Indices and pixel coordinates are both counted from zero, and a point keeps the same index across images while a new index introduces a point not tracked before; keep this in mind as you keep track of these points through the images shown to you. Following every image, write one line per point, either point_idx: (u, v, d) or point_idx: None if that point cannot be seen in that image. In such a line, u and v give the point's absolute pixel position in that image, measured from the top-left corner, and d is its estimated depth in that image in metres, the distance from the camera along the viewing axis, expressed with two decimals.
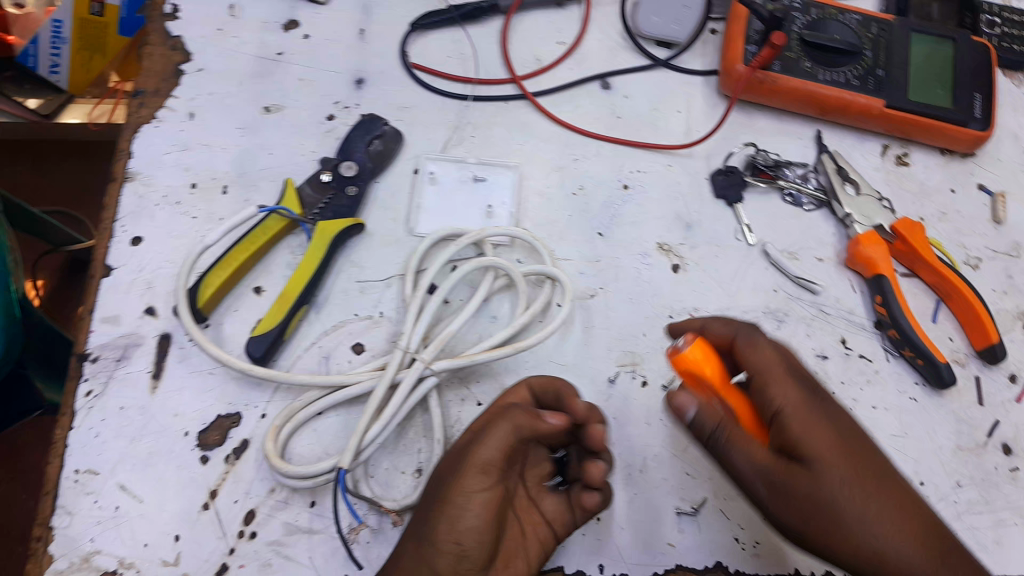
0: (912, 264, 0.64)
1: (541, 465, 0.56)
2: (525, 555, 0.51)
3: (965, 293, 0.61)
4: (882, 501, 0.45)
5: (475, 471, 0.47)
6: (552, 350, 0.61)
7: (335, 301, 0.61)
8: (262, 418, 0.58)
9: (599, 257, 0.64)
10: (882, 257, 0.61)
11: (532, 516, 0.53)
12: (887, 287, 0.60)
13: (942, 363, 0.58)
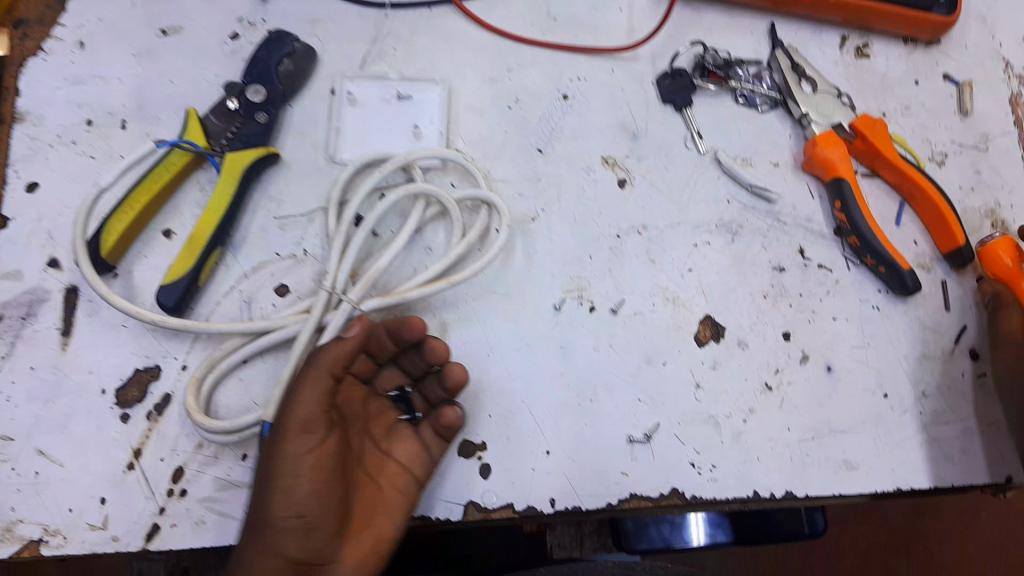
0: (873, 164, 0.60)
1: (381, 416, 0.53)
2: (389, 507, 0.49)
3: (929, 194, 0.57)
4: None
5: (295, 432, 0.44)
6: (492, 280, 0.57)
7: (253, 241, 0.56)
8: (182, 370, 0.54)
9: (540, 176, 0.59)
10: (841, 159, 0.57)
11: (386, 466, 0.50)
12: (847, 191, 0.56)
13: (906, 271, 0.55)
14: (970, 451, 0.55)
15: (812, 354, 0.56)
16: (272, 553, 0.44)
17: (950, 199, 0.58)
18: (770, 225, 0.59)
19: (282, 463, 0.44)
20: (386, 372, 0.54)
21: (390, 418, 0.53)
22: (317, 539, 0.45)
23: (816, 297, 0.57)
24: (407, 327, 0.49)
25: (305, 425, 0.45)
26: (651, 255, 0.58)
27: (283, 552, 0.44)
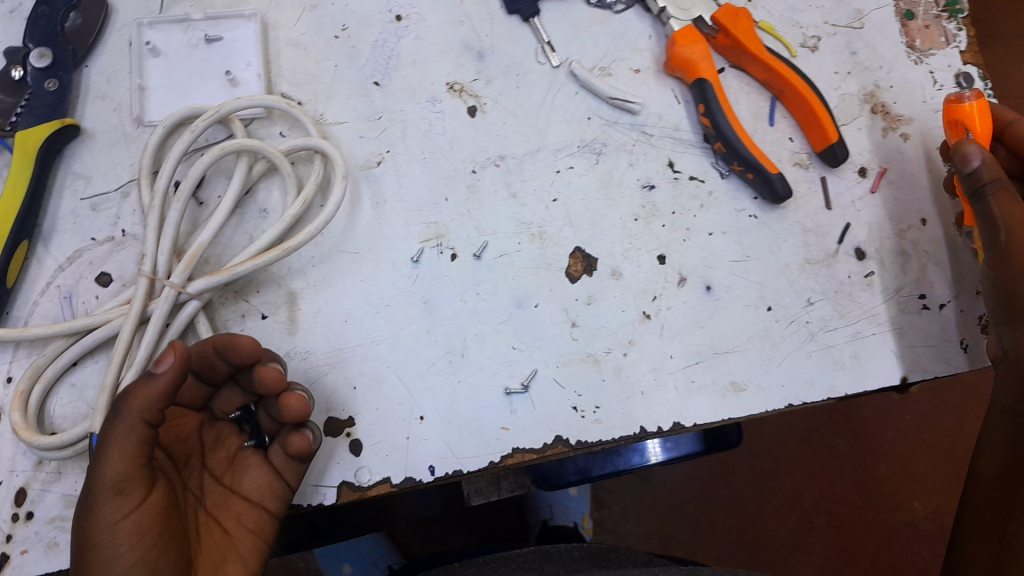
0: (738, 60, 0.55)
1: (222, 444, 0.46)
2: (238, 553, 0.44)
3: (798, 88, 0.53)
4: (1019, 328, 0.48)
5: (107, 497, 0.38)
6: (340, 237, 0.52)
7: (63, 227, 0.50)
8: (8, 383, 0.49)
9: (380, 114, 0.53)
10: (702, 58, 0.53)
11: (230, 504, 0.45)
12: (709, 93, 0.52)
13: (776, 177, 0.51)
14: (861, 355, 0.52)
15: (690, 274, 0.52)
16: None
17: (821, 93, 0.54)
18: (636, 139, 0.54)
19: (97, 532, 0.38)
20: (224, 393, 0.47)
21: (233, 445, 0.47)
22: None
23: (690, 214, 0.53)
24: (234, 348, 0.41)
25: (118, 486, 0.38)
26: (512, 188, 0.53)
27: None
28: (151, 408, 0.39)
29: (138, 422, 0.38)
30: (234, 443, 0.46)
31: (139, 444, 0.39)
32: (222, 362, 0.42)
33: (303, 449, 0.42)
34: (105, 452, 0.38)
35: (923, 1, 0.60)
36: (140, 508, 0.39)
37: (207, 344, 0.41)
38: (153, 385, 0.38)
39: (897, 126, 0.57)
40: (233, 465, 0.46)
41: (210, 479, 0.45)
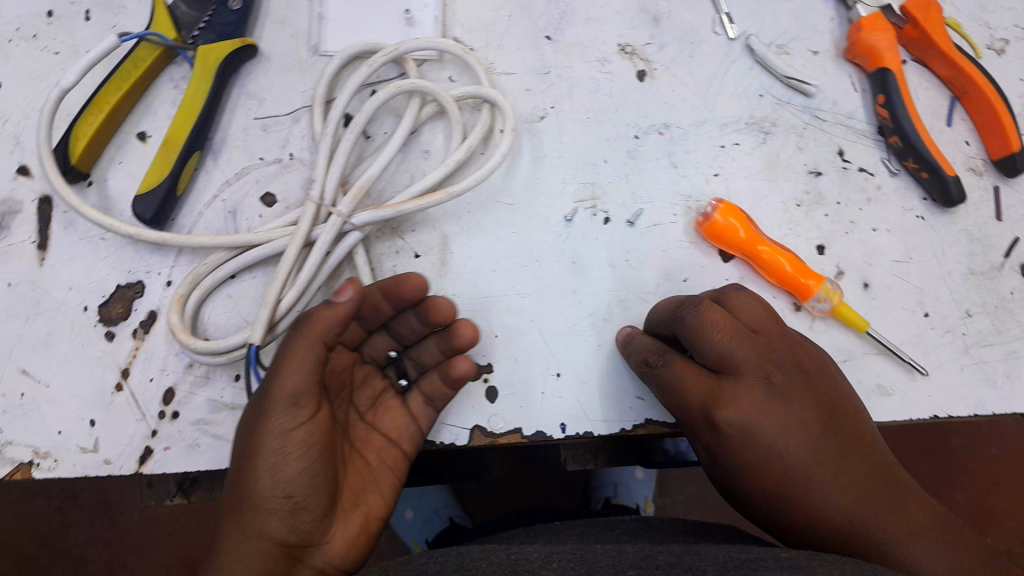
0: (923, 53, 0.53)
1: (369, 383, 0.49)
2: (376, 485, 0.45)
3: (985, 91, 0.50)
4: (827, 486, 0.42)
5: (283, 405, 0.38)
6: (497, 187, 0.52)
7: (234, 144, 0.51)
8: (168, 286, 0.51)
9: (549, 69, 0.52)
10: (888, 47, 0.50)
11: (372, 441, 0.47)
12: (891, 84, 0.50)
13: (951, 179, 0.49)
14: (1016, 375, 0.50)
15: (849, 268, 0.51)
16: (259, 537, 0.39)
17: (1008, 98, 0.52)
18: (808, 122, 0.52)
19: (267, 437, 0.38)
20: (374, 339, 0.50)
21: (376, 387, 0.49)
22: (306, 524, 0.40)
23: (855, 207, 0.51)
24: (406, 284, 0.44)
25: (294, 397, 0.39)
26: (673, 159, 0.52)
27: (271, 536, 0.39)
28: (332, 327, 0.40)
29: (316, 342, 0.40)
30: (379, 385, 0.49)
31: (316, 362, 0.40)
32: (387, 303, 0.45)
33: (466, 374, 0.45)
34: (288, 361, 0.39)
35: None
36: (311, 421, 0.39)
37: (375, 286, 0.45)
38: (336, 310, 0.40)
39: None
40: (376, 406, 0.48)
41: (355, 415, 0.47)
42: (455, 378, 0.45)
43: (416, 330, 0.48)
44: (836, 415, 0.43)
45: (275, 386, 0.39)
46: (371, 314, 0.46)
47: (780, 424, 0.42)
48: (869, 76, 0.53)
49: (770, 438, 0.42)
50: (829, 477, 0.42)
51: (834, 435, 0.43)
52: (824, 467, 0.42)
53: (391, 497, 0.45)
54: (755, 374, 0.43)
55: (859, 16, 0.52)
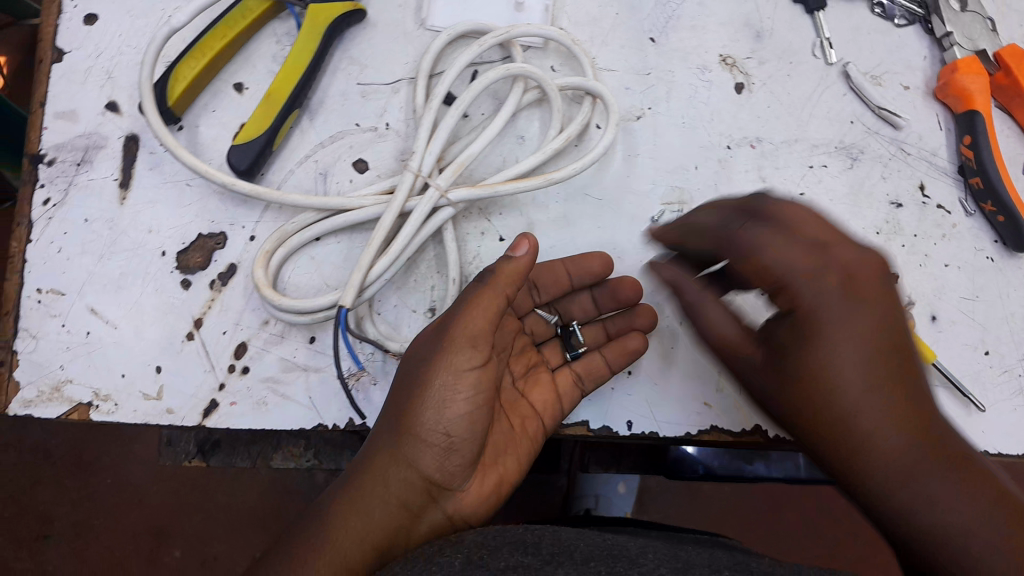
0: (1008, 101, 0.55)
1: (525, 352, 0.52)
2: (514, 449, 0.48)
3: None
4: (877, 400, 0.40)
5: (463, 346, 0.42)
6: (586, 181, 0.52)
7: (331, 107, 0.51)
8: (251, 241, 0.51)
9: (650, 71, 0.53)
10: (980, 90, 0.52)
11: (519, 407, 0.49)
12: (979, 126, 0.52)
13: None
14: None
15: (920, 299, 0.52)
16: (408, 466, 0.42)
17: None
18: (893, 153, 0.53)
19: (442, 372, 0.42)
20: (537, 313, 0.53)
21: (529, 357, 0.52)
22: (452, 466, 0.42)
23: (930, 240, 0.52)
24: (594, 261, 0.49)
25: (473, 338, 0.42)
26: (762, 173, 0.52)
27: (420, 469, 0.42)
28: (513, 281, 0.43)
29: (502, 293, 0.43)
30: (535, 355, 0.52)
31: (497, 313, 0.43)
32: (567, 279, 0.49)
33: (636, 350, 0.49)
34: (474, 306, 0.42)
35: None
36: (483, 367, 0.43)
37: (561, 264, 0.49)
38: (516, 264, 0.43)
39: None
40: (527, 376, 0.51)
41: (511, 377, 0.50)
42: (625, 353, 0.49)
43: (587, 310, 0.53)
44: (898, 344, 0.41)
45: (458, 325, 0.42)
46: (546, 287, 0.50)
47: (837, 340, 0.40)
48: (956, 116, 0.54)
49: (820, 349, 0.40)
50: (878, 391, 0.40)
51: (888, 359, 0.40)
52: (881, 387, 0.40)
53: (524, 465, 0.48)
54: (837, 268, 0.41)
55: (955, 57, 0.54)
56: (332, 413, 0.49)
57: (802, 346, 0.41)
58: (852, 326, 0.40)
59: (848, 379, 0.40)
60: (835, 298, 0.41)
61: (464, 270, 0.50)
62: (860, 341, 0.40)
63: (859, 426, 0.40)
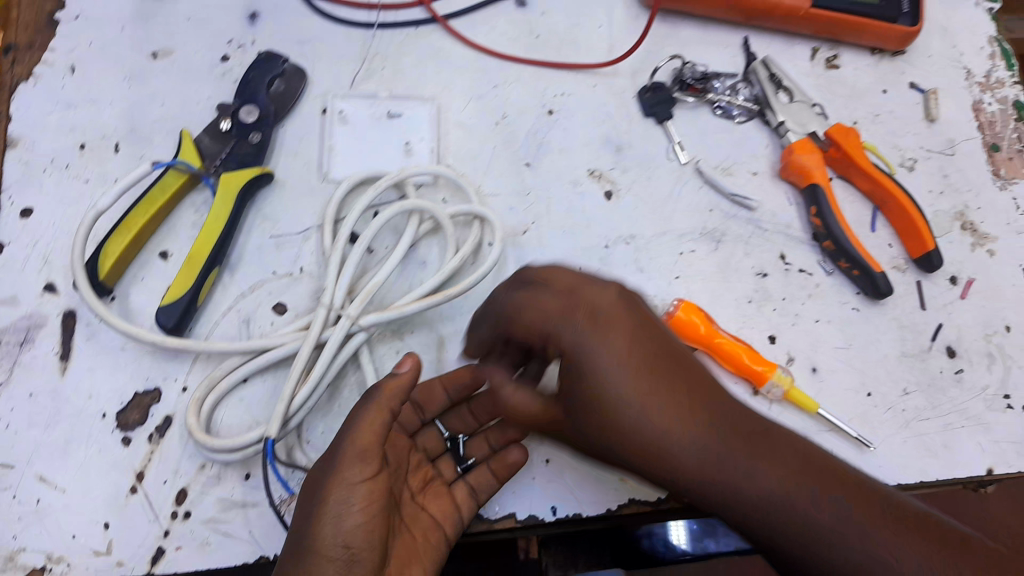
0: (845, 171, 0.62)
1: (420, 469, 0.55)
2: (421, 559, 0.49)
3: (901, 201, 0.60)
4: (676, 402, 0.43)
5: (353, 460, 0.46)
6: (488, 292, 0.58)
7: (249, 259, 0.57)
8: (184, 391, 0.55)
9: (529, 190, 0.61)
10: (815, 165, 0.59)
11: (420, 519, 0.52)
12: (821, 198, 0.59)
13: (878, 275, 0.57)
14: (952, 446, 0.57)
15: (798, 355, 0.58)
16: None
17: (920, 208, 0.61)
18: (752, 232, 0.61)
19: (335, 489, 0.45)
20: (426, 431, 0.57)
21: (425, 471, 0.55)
22: None
23: (798, 301, 0.59)
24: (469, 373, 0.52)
25: (361, 454, 0.46)
26: (639, 265, 0.59)
27: None
28: (395, 398, 0.48)
29: (387, 406, 0.47)
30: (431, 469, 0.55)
31: (382, 426, 0.47)
32: (451, 391, 0.54)
33: (516, 461, 0.52)
34: (359, 423, 0.47)
35: (1008, 137, 0.67)
36: (375, 477, 0.46)
37: (444, 378, 0.54)
38: (400, 380, 0.48)
39: (985, 243, 0.63)
40: (425, 490, 0.54)
41: (409, 493, 0.53)
42: (507, 466, 0.52)
43: (466, 423, 0.57)
44: (665, 345, 0.44)
45: (347, 444, 0.46)
46: (432, 402, 0.55)
47: (637, 384, 0.42)
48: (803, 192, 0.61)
49: (610, 381, 0.42)
50: (670, 398, 0.43)
51: (663, 360, 0.44)
52: (662, 391, 0.43)
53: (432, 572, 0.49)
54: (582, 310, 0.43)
55: (791, 142, 0.61)
56: (273, 543, 0.52)
57: (606, 403, 0.42)
58: (620, 352, 0.43)
59: (682, 434, 0.42)
60: (630, 356, 0.43)
61: None
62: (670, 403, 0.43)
63: (678, 448, 0.42)
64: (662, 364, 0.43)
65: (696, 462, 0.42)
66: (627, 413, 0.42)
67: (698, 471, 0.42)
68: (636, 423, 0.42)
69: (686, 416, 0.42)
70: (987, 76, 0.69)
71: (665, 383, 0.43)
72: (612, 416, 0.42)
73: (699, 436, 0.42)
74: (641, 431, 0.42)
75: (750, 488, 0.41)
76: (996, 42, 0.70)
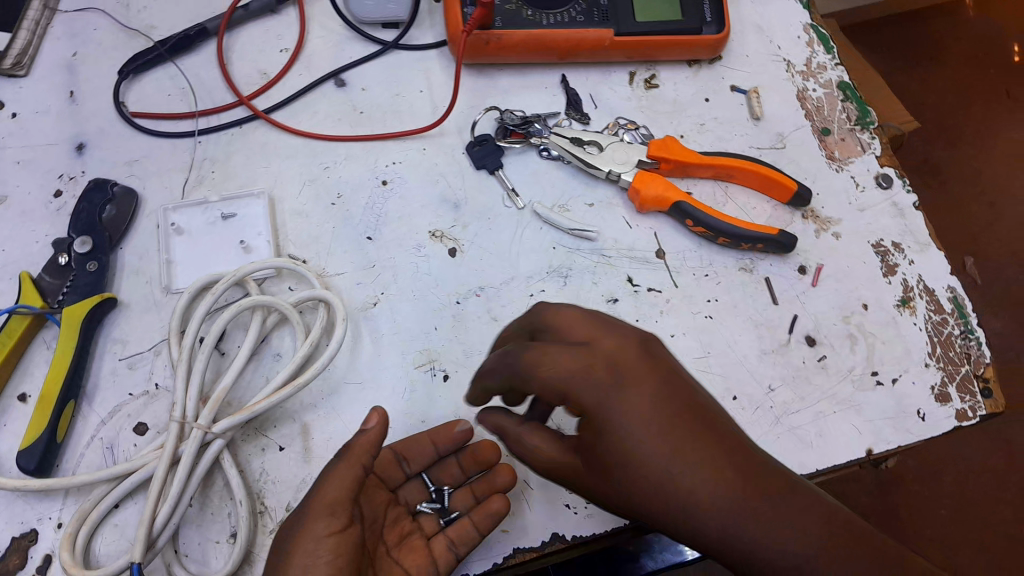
0: (685, 174, 0.64)
1: (398, 523, 0.54)
2: None
3: (747, 166, 0.62)
4: (696, 450, 0.41)
5: (321, 513, 0.46)
6: (345, 370, 0.58)
7: (104, 385, 0.57)
8: (59, 527, 0.54)
9: (374, 262, 0.61)
10: (666, 188, 0.61)
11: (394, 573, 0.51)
12: (690, 210, 0.60)
13: (778, 234, 0.60)
14: (827, 432, 0.57)
15: None
16: None
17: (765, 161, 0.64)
18: (597, 261, 0.62)
19: (301, 544, 0.45)
20: (410, 483, 0.56)
21: (405, 525, 0.54)
22: None
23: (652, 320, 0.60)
24: (452, 430, 0.53)
25: (331, 507, 0.46)
26: (493, 313, 0.60)
27: None
28: (367, 453, 0.48)
29: (359, 462, 0.48)
30: (408, 524, 0.54)
31: (354, 480, 0.47)
32: (432, 448, 0.54)
33: (498, 511, 0.51)
34: (331, 476, 0.47)
35: (837, 118, 0.68)
36: (343, 530, 0.46)
37: (427, 436, 0.53)
38: (368, 435, 0.49)
39: (829, 226, 0.64)
40: (403, 544, 0.53)
41: (386, 547, 0.52)
42: (488, 515, 0.51)
43: (451, 477, 0.56)
44: (670, 397, 0.43)
45: (313, 500, 0.46)
46: (418, 459, 0.54)
47: (632, 419, 0.42)
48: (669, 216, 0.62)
49: (617, 423, 0.43)
50: (693, 445, 0.41)
51: (671, 416, 0.42)
52: (669, 439, 0.42)
53: None
54: (634, 370, 0.44)
55: (629, 181, 0.62)
56: None
57: (616, 441, 0.43)
58: (654, 397, 0.43)
59: (682, 453, 0.41)
60: (652, 413, 0.42)
61: (252, 489, 0.54)
62: (674, 432, 0.42)
63: (684, 492, 0.41)
64: (654, 411, 0.42)
65: (690, 502, 0.41)
66: (640, 464, 0.42)
67: (681, 512, 0.41)
68: (653, 476, 0.42)
69: (701, 464, 0.41)
70: (806, 63, 0.71)
71: (676, 439, 0.42)
72: (624, 459, 0.42)
73: (732, 467, 0.41)
74: (650, 478, 0.42)
75: (773, 554, 0.39)
76: (811, 28, 0.72)
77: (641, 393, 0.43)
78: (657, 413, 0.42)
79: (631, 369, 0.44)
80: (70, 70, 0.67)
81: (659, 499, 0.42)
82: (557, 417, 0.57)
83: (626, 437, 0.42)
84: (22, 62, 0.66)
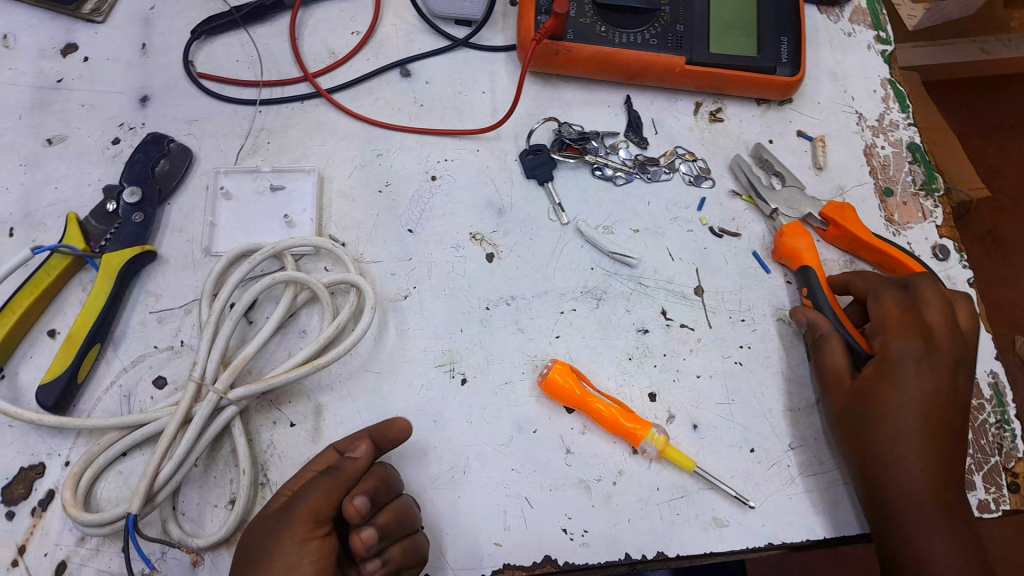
0: (849, 248, 0.62)
1: None
2: None
3: (910, 267, 0.60)
4: (923, 433, 0.51)
5: (304, 517, 0.46)
6: (367, 357, 0.58)
7: (131, 335, 0.58)
8: (66, 466, 0.55)
9: (412, 256, 0.61)
10: (807, 249, 0.59)
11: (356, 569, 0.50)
12: (813, 278, 0.58)
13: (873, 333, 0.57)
14: (842, 500, 0.55)
15: (678, 413, 0.57)
16: None
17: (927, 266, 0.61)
18: (633, 289, 0.61)
19: (285, 544, 0.45)
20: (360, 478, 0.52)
21: None
22: None
23: (680, 356, 0.59)
24: (391, 428, 0.51)
25: (316, 514, 0.46)
26: (520, 325, 0.59)
27: None
28: (354, 477, 0.48)
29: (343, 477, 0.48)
30: None
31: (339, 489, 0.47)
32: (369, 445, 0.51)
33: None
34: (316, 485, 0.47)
35: (902, 180, 0.66)
36: (326, 535, 0.46)
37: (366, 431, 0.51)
38: (356, 464, 0.48)
39: None
40: None
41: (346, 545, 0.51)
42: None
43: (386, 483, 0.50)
44: (943, 399, 0.53)
45: (304, 503, 0.46)
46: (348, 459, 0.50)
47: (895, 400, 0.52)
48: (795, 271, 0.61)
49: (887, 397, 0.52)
50: (919, 429, 0.51)
51: (926, 413, 0.52)
52: (913, 427, 0.51)
53: None
54: (912, 330, 0.54)
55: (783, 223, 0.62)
56: None
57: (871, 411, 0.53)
58: (926, 372, 0.53)
59: (909, 444, 0.51)
60: (906, 404, 0.52)
61: (257, 459, 0.54)
62: (922, 425, 0.51)
63: (902, 472, 0.51)
64: (931, 386, 0.53)
65: (918, 494, 0.50)
66: (874, 420, 0.52)
67: (902, 499, 0.50)
68: (873, 436, 0.52)
69: (918, 460, 0.51)
70: (879, 119, 0.69)
71: (929, 422, 0.52)
72: (859, 428, 0.53)
73: (942, 466, 0.51)
74: (863, 441, 0.52)
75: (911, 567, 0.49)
76: (889, 83, 0.71)
77: (924, 356, 0.53)
78: (920, 399, 0.52)
79: (927, 352, 0.54)
80: (146, 23, 0.68)
81: (885, 467, 0.51)
82: (570, 440, 0.56)
83: (870, 401, 0.53)
84: (101, 10, 0.67)
